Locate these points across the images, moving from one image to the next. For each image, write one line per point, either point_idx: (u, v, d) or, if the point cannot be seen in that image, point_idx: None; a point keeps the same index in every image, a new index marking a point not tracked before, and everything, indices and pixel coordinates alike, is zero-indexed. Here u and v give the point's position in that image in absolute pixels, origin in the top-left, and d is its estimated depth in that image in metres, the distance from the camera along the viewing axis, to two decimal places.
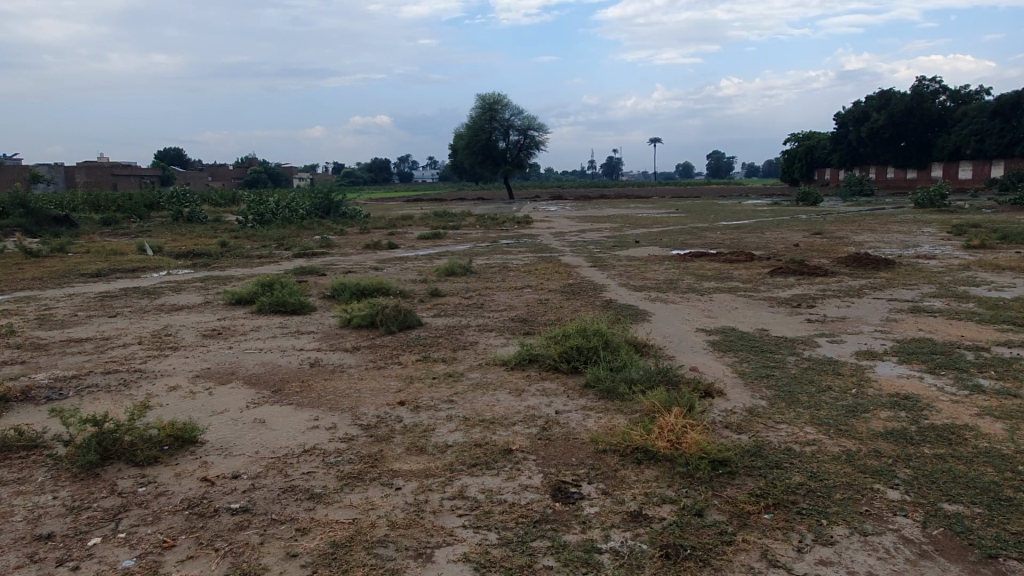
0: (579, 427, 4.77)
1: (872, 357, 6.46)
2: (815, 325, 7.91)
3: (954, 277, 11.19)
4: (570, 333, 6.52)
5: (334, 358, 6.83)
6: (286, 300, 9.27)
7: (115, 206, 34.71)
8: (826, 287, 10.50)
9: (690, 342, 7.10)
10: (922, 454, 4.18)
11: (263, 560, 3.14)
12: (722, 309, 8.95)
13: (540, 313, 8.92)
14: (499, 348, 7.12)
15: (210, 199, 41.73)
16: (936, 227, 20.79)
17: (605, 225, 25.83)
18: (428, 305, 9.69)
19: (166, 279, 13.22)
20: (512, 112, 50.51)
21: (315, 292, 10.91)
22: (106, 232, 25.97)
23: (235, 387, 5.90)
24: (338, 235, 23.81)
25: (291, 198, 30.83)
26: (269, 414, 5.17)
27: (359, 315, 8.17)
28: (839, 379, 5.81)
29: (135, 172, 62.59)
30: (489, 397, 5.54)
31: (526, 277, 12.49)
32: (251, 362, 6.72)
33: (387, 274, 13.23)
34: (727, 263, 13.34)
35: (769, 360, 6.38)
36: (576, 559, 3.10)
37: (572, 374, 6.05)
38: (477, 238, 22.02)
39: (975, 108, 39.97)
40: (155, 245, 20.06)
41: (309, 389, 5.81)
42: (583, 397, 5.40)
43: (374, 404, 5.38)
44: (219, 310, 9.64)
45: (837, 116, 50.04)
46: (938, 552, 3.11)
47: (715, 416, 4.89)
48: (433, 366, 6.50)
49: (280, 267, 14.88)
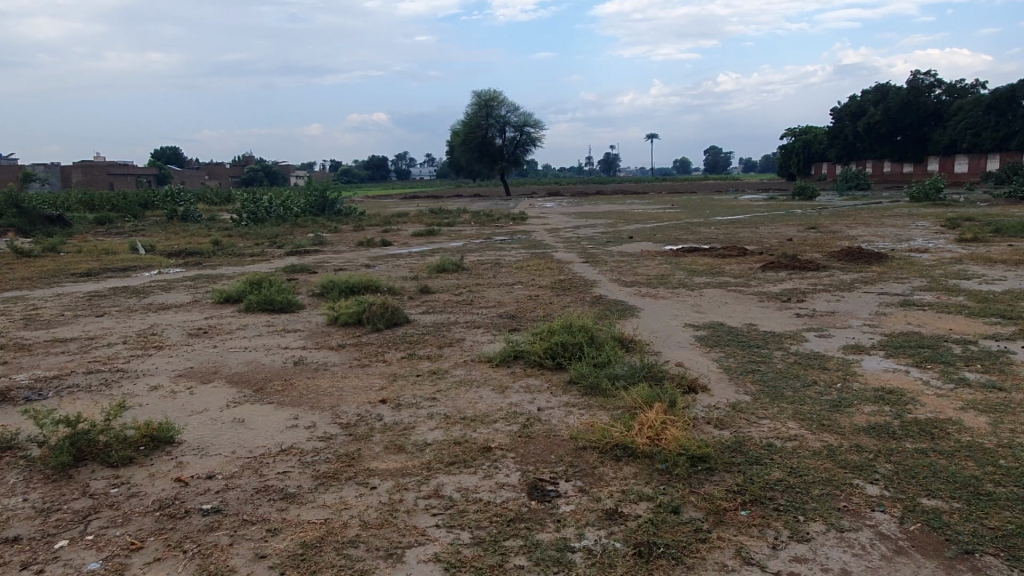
0: (560, 424, 4.73)
1: (858, 351, 6.43)
2: (804, 319, 7.88)
3: (945, 271, 11.17)
4: (555, 329, 6.47)
5: (318, 356, 6.79)
6: (274, 298, 9.22)
7: (109, 205, 34.59)
8: (816, 281, 10.46)
9: (676, 337, 7.05)
10: (903, 449, 4.15)
11: (231, 562, 3.09)
12: (712, 304, 8.91)
13: (529, 309, 8.88)
14: (485, 345, 7.07)
15: (206, 198, 41.63)
16: (931, 220, 20.77)
17: (599, 221, 25.82)
18: (417, 302, 9.64)
19: (157, 278, 13.17)
20: (509, 109, 50.38)
21: (305, 290, 10.86)
22: (100, 231, 25.92)
23: (217, 386, 5.86)
24: (332, 232, 23.73)
25: (286, 197, 30.77)
26: (248, 413, 5.12)
27: (346, 313, 8.12)
28: (824, 373, 5.77)
29: (131, 171, 62.43)
30: (472, 394, 5.49)
31: (517, 274, 12.45)
32: (234, 361, 6.67)
33: (379, 271, 13.18)
34: (720, 258, 13.29)
35: (755, 355, 6.34)
36: (548, 558, 3.05)
37: (557, 370, 6.00)
38: (471, 234, 21.97)
39: (971, 102, 39.96)
40: (147, 244, 19.97)
41: (291, 388, 5.76)
42: (566, 394, 5.36)
43: (355, 402, 5.34)
44: (207, 309, 9.59)
45: (833, 110, 50.01)
46: (914, 548, 3.07)
47: (698, 411, 4.85)
48: (418, 364, 6.45)
49: (272, 265, 14.82)
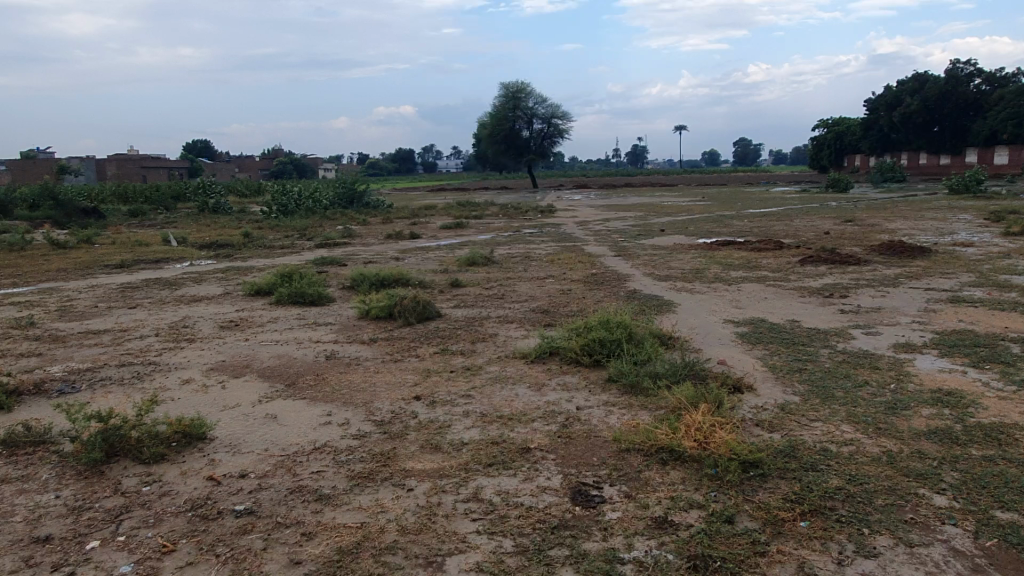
0: (601, 424, 4.56)
1: (910, 350, 6.15)
2: (849, 315, 7.59)
3: (994, 265, 10.76)
4: (592, 325, 6.29)
5: (350, 351, 6.68)
6: (304, 291, 9.15)
7: (142, 197, 34.98)
8: (858, 276, 10.13)
9: (717, 334, 6.82)
10: (969, 456, 3.91)
11: (266, 568, 2.97)
12: (751, 299, 8.66)
13: (562, 304, 8.71)
14: (519, 340, 6.92)
15: (236, 190, 41.96)
16: (973, 213, 20.15)
17: (629, 214, 25.52)
18: (448, 296, 9.51)
19: (188, 270, 13.21)
20: (536, 100, 50.02)
21: (335, 282, 10.80)
22: (133, 223, 26.21)
23: (249, 380, 5.77)
24: (360, 224, 23.72)
25: (314, 189, 30.87)
26: (281, 409, 5.03)
27: (377, 306, 8.01)
28: (875, 373, 5.52)
29: (163, 163, 63.22)
30: (508, 391, 5.34)
31: (548, 267, 12.26)
32: (266, 355, 6.59)
33: (409, 264, 13.11)
34: (755, 251, 12.98)
35: (801, 353, 6.11)
36: (597, 570, 2.89)
37: (595, 367, 5.83)
38: (500, 227, 21.85)
39: (1013, 91, 38.82)
40: (179, 236, 20.08)
41: (324, 383, 5.65)
42: (605, 393, 5.18)
43: (388, 398, 5.21)
44: (238, 301, 9.54)
45: (868, 100, 48.94)
46: (992, 566, 2.86)
47: (746, 412, 4.65)
48: (451, 359, 6.32)
49: (302, 257, 14.79)
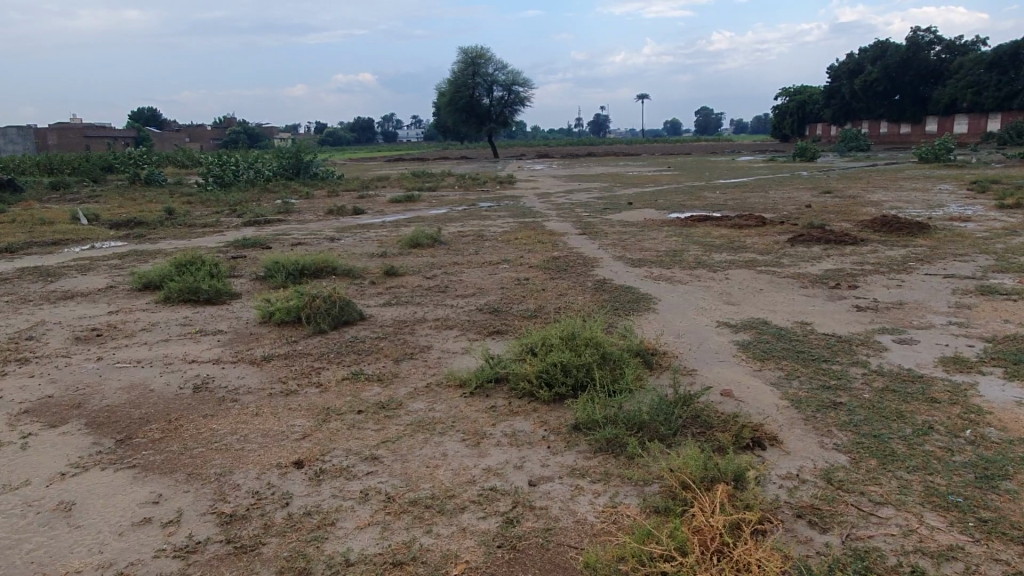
0: (567, 518, 3.00)
1: (965, 369, 4.70)
2: (869, 315, 6.16)
3: (1007, 245, 9.46)
4: (551, 341, 4.68)
5: (229, 376, 5.00)
6: (197, 287, 7.40)
7: (70, 168, 32.20)
8: (861, 259, 8.73)
9: (713, 346, 5.29)
10: None
11: None
12: (744, 290, 7.19)
13: (517, 299, 7.14)
14: (458, 356, 5.31)
15: (175, 160, 39.36)
16: (954, 184, 19.01)
17: (593, 185, 23.95)
18: (379, 289, 7.84)
19: (84, 255, 11.26)
20: (496, 67, 47.75)
21: (247, 271, 9.02)
22: (51, 198, 23.72)
23: (67, 433, 4.06)
24: (302, 199, 21.67)
25: (255, 159, 28.68)
26: (88, 492, 3.34)
27: (282, 309, 6.31)
28: (938, 409, 4.05)
29: (106, 131, 59.43)
30: (434, 449, 3.75)
31: (503, 248, 10.69)
32: (114, 385, 4.87)
33: (343, 246, 11.40)
34: (737, 228, 11.55)
35: (829, 375, 4.63)
36: None
37: (555, 405, 4.27)
38: (454, 200, 20.18)
39: (973, 59, 38.11)
40: (91, 213, 17.87)
41: (173, 437, 3.97)
42: (571, 452, 3.63)
43: (257, 466, 3.56)
44: (119, 300, 7.72)
45: (831, 69, 47.87)
46: None
47: (777, 493, 3.14)
48: (363, 389, 4.69)
49: (223, 238, 12.89)
